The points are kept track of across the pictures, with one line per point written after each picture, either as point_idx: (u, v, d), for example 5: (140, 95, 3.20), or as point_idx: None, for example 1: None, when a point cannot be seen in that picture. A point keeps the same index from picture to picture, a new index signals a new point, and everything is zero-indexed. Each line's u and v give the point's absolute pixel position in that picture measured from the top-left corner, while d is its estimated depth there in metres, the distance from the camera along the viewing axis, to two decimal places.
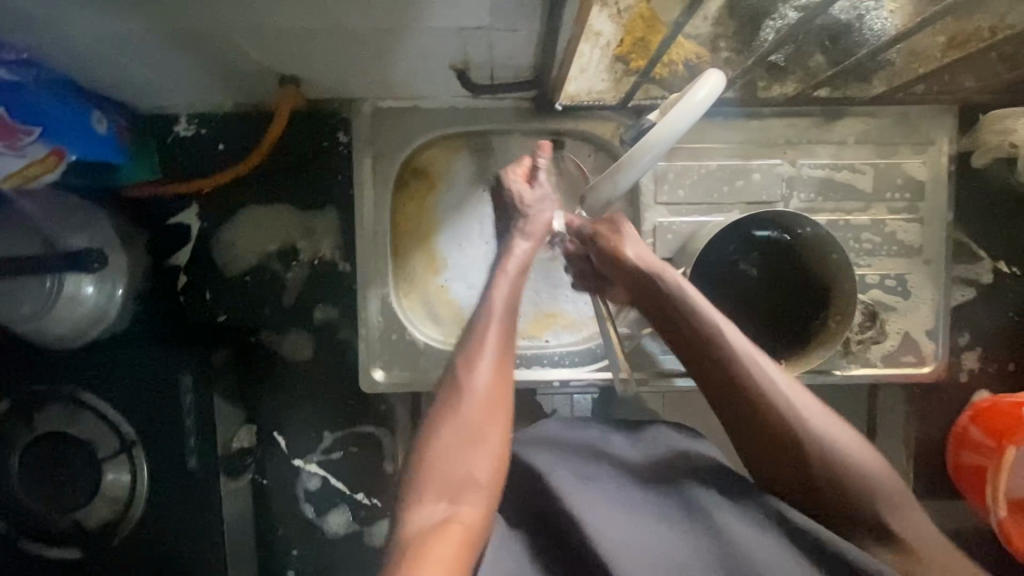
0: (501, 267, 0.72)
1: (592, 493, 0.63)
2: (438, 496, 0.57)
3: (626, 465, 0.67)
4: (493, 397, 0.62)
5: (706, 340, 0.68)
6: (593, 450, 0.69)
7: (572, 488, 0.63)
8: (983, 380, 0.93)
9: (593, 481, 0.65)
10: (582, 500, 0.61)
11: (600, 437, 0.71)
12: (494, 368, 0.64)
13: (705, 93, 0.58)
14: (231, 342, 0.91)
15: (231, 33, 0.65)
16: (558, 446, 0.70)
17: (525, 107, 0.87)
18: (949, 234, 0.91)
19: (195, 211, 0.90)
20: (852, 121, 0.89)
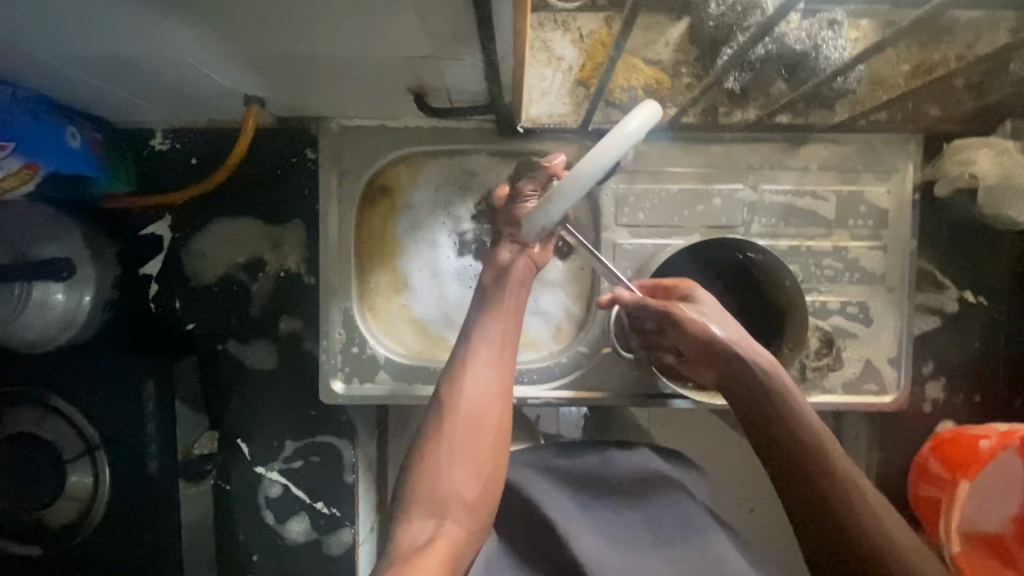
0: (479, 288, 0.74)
1: (582, 520, 0.73)
2: (426, 513, 0.63)
3: (614, 491, 0.76)
4: (480, 411, 0.68)
5: (729, 345, 0.73)
6: (586, 476, 0.77)
7: (563, 515, 0.73)
8: (949, 411, 0.92)
9: (582, 510, 0.74)
10: (573, 527, 0.72)
11: (593, 458, 0.79)
12: (482, 387, 0.68)
13: (635, 124, 0.58)
14: (198, 350, 0.94)
15: (187, 56, 0.67)
16: (553, 469, 0.78)
17: (489, 128, 0.89)
18: (914, 262, 0.90)
19: (167, 222, 0.93)
20: (815, 148, 0.89)
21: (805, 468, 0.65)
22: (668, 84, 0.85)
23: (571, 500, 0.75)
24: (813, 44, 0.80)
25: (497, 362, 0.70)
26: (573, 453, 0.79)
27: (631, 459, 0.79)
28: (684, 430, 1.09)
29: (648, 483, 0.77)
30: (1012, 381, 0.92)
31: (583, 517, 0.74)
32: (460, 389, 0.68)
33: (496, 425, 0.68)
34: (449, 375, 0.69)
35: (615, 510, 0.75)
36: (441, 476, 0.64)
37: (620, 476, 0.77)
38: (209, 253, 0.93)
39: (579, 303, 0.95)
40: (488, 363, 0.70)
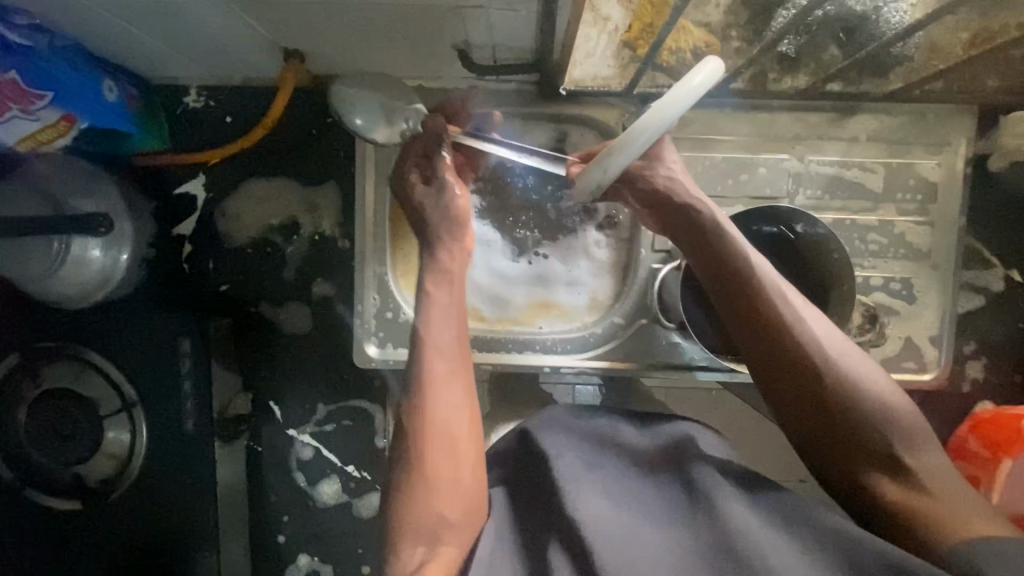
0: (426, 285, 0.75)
1: (594, 483, 0.65)
2: (416, 542, 0.64)
3: (629, 456, 0.70)
4: (450, 424, 0.68)
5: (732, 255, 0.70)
6: (603, 441, 0.71)
7: (572, 476, 0.65)
8: (988, 391, 0.91)
9: (598, 474, 0.67)
10: (580, 490, 0.64)
11: (609, 425, 0.73)
12: (443, 394, 0.69)
13: (701, 79, 0.55)
14: (231, 312, 0.93)
15: (235, 5, 0.65)
16: (570, 427, 0.73)
17: (529, 91, 0.87)
18: (961, 238, 0.88)
19: (201, 182, 0.92)
20: (865, 118, 0.87)
21: (824, 410, 0.64)
22: (718, 48, 0.82)
23: (588, 463, 0.68)
24: (875, 6, 0.78)
25: (455, 370, 0.71)
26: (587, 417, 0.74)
27: (646, 435, 0.72)
28: (710, 408, 1.07)
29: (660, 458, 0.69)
30: None
31: (596, 481, 0.66)
32: (427, 403, 0.69)
33: (468, 426, 0.69)
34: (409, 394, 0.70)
35: (627, 479, 0.67)
36: (426, 506, 0.64)
37: (630, 444, 0.71)
38: (243, 215, 0.92)
39: (615, 273, 0.93)
40: (447, 374, 0.70)
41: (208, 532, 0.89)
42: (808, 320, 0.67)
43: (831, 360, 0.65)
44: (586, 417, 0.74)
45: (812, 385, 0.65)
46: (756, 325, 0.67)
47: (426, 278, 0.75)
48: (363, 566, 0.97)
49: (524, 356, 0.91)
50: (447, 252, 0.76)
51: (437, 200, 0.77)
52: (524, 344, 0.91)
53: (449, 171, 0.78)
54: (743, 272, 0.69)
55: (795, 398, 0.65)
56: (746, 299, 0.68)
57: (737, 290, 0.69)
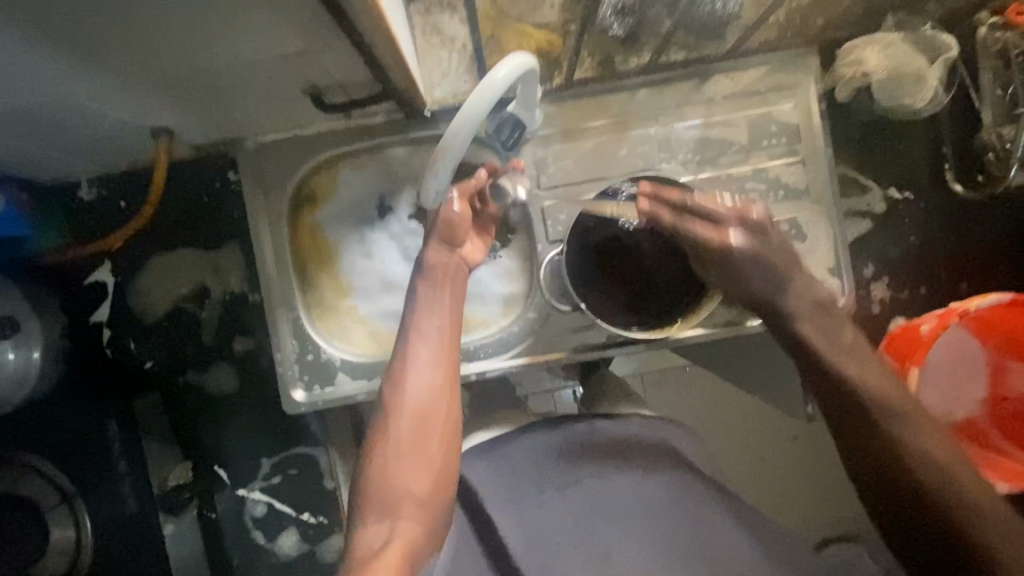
0: (414, 282, 0.74)
1: (551, 529, 0.70)
2: (378, 516, 0.64)
3: (591, 463, 0.73)
4: (428, 405, 0.69)
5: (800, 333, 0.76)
6: (542, 467, 0.74)
7: (518, 529, 0.70)
8: (898, 308, 0.93)
9: (545, 510, 0.71)
10: (535, 539, 0.69)
11: (558, 441, 0.74)
12: (425, 378, 0.69)
13: (502, 73, 0.59)
14: (159, 387, 0.95)
15: (95, 102, 0.70)
16: (508, 460, 0.74)
17: (398, 119, 0.92)
18: (834, 170, 0.92)
19: (108, 268, 0.95)
20: (718, 79, 0.91)
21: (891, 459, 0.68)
22: (560, 43, 0.91)
23: (547, 514, 0.71)
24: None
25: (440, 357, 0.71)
26: (560, 427, 0.75)
27: (618, 425, 0.76)
28: (683, 387, 1.10)
29: (637, 445, 0.74)
30: (953, 269, 0.93)
31: (557, 527, 0.70)
32: (408, 383, 0.68)
33: (444, 414, 0.69)
34: (389, 374, 0.70)
35: (606, 490, 0.72)
36: (396, 481, 0.65)
37: (607, 441, 0.74)
38: (154, 290, 0.95)
39: (522, 271, 0.95)
40: (429, 357, 0.70)
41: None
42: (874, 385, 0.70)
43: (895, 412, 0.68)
44: (515, 444, 0.75)
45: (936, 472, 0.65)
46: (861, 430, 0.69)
47: (428, 264, 0.75)
48: None
49: None
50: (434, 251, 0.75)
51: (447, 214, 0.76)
52: None
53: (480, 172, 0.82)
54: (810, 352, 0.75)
55: (888, 483, 0.67)
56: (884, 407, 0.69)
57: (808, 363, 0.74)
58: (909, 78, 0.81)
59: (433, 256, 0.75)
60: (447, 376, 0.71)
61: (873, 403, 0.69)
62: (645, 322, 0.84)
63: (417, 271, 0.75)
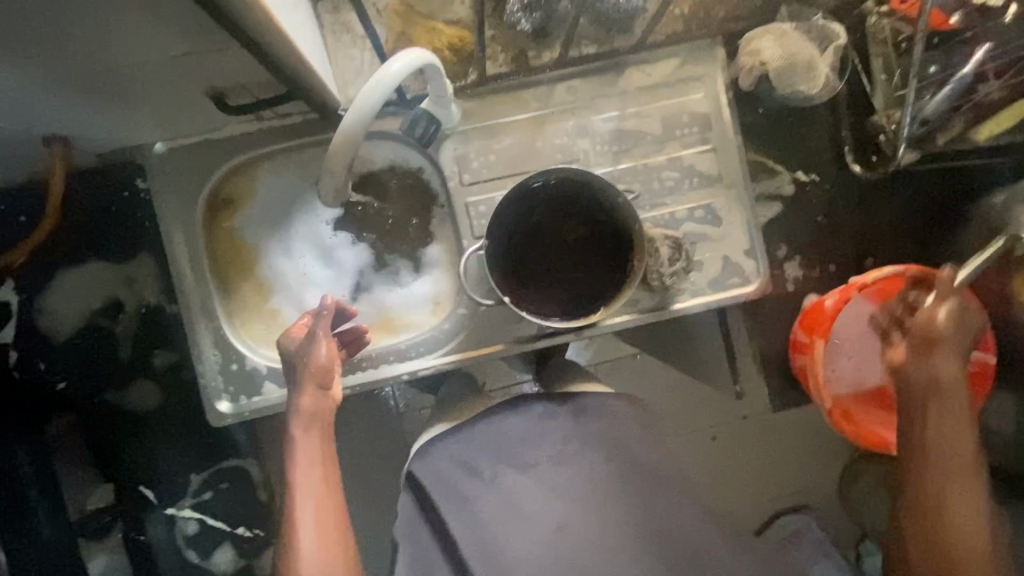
0: (288, 429, 0.71)
1: (514, 514, 0.70)
2: None
3: (548, 440, 0.74)
4: (327, 563, 0.66)
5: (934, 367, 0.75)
6: (497, 449, 0.74)
7: (474, 522, 0.70)
8: (809, 285, 0.98)
9: (511, 504, 0.70)
10: (494, 530, 0.69)
11: (519, 425, 0.75)
12: (317, 536, 0.67)
13: (396, 67, 0.62)
14: (73, 408, 0.91)
15: None
16: (467, 453, 0.74)
17: (314, 119, 0.90)
18: (744, 156, 0.96)
19: (11, 286, 0.90)
20: (631, 72, 0.94)
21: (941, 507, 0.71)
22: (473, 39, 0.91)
23: (505, 498, 0.70)
24: None
25: (327, 506, 0.69)
26: (519, 413, 0.76)
27: (574, 416, 0.76)
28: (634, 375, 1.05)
29: (595, 422, 0.76)
30: (859, 246, 0.98)
31: (515, 509, 0.70)
32: (301, 550, 0.66)
33: (343, 558, 0.67)
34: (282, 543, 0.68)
35: (561, 468, 0.72)
36: None
37: (564, 424, 0.75)
38: (63, 307, 0.90)
39: (450, 269, 0.95)
40: (316, 511, 0.68)
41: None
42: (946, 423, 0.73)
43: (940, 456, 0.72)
44: (474, 430, 0.76)
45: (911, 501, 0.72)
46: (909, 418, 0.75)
47: (294, 417, 0.72)
48: None
49: (380, 370, 0.92)
50: (310, 396, 0.72)
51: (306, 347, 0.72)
52: (377, 360, 0.93)
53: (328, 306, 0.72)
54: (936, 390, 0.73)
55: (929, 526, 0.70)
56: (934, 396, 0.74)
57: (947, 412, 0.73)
58: (799, 67, 0.86)
59: (298, 402, 0.72)
60: (340, 523, 0.69)
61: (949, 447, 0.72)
62: (571, 312, 0.86)
63: (291, 419, 0.72)
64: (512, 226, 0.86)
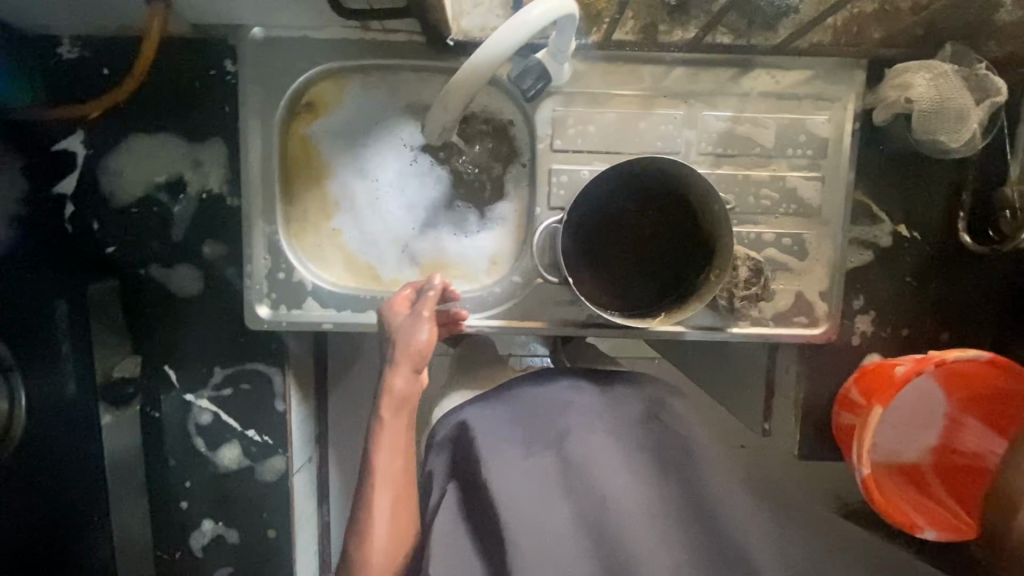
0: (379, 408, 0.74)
1: (549, 486, 0.66)
2: None
3: (585, 417, 0.72)
4: (399, 531, 0.70)
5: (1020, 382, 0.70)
6: (534, 423, 0.72)
7: (508, 485, 0.65)
8: (876, 344, 0.93)
9: (539, 471, 0.67)
10: (529, 499, 0.64)
11: (547, 396, 0.75)
12: (392, 498, 0.70)
13: (540, 14, 0.59)
14: (117, 274, 0.90)
15: None
16: (500, 414, 0.75)
17: (418, 42, 0.85)
18: (850, 194, 0.89)
19: (80, 138, 0.88)
20: (758, 73, 0.87)
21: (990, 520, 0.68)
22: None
23: (534, 467, 0.68)
24: None
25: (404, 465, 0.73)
26: (550, 386, 0.77)
27: (609, 395, 0.76)
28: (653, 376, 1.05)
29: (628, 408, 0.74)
30: (939, 318, 0.93)
31: (551, 483, 0.66)
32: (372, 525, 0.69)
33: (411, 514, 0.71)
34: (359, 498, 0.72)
35: (595, 438, 0.69)
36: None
37: (595, 403, 0.74)
38: (126, 172, 0.88)
39: (515, 233, 0.91)
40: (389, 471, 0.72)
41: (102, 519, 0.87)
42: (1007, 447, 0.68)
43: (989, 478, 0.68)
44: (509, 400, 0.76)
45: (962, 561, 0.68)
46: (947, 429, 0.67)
47: (383, 395, 0.74)
48: (270, 529, 0.98)
49: None
50: (403, 378, 0.74)
51: (410, 326, 0.76)
52: None
53: (432, 291, 0.78)
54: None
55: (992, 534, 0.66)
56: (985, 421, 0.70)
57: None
58: (948, 116, 0.79)
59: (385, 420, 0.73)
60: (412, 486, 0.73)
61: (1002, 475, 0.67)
62: (628, 313, 0.83)
63: (382, 396, 0.74)
64: (592, 209, 0.82)
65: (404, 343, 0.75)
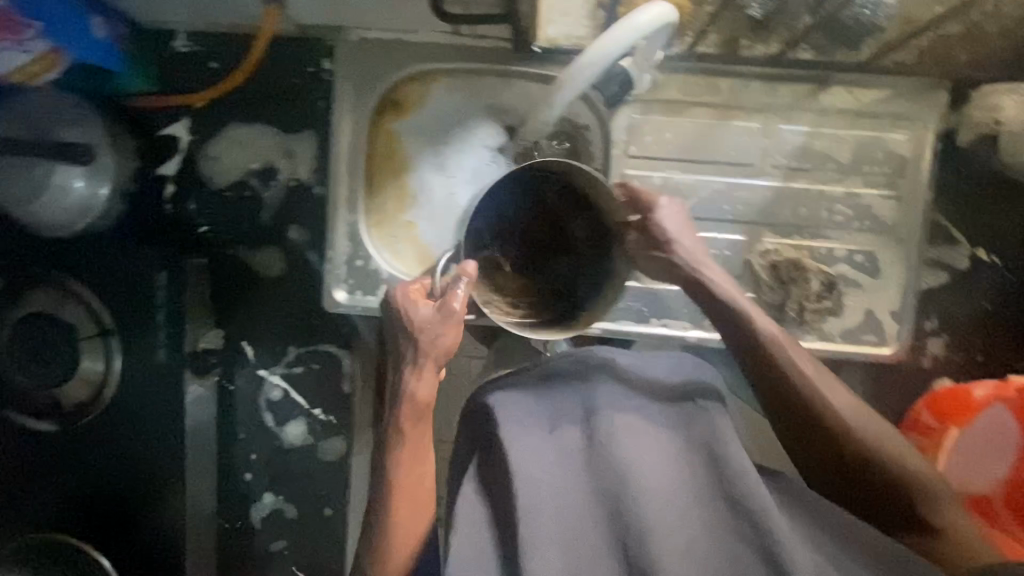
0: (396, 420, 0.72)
1: (572, 467, 0.60)
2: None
3: (614, 399, 0.65)
4: (417, 487, 0.72)
5: (753, 332, 0.75)
6: (569, 402, 0.66)
7: (525, 471, 0.59)
8: (947, 368, 0.92)
9: (565, 452, 0.62)
10: (550, 478, 0.59)
11: (585, 374, 0.69)
12: (408, 454, 0.72)
13: (643, 20, 0.64)
14: (208, 253, 0.96)
15: None
16: (533, 388, 0.69)
17: (505, 48, 0.89)
18: (928, 214, 0.89)
19: (185, 124, 0.95)
20: (837, 90, 0.87)
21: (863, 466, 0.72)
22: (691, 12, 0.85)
23: (560, 446, 0.62)
24: None
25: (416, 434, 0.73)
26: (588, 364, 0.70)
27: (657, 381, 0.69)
28: None
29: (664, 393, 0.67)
30: (1013, 345, 0.91)
31: (578, 466, 0.61)
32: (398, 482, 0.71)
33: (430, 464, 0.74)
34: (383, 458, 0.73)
35: (630, 418, 0.63)
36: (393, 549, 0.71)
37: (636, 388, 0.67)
38: (224, 157, 0.95)
39: None
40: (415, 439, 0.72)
41: (178, 480, 0.91)
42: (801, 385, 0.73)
43: (830, 417, 0.72)
44: (546, 375, 0.70)
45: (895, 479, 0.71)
46: (763, 377, 0.74)
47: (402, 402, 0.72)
48: (326, 507, 1.01)
49: None
50: (422, 381, 0.72)
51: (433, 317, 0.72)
52: None
53: (460, 287, 0.70)
54: (782, 370, 0.74)
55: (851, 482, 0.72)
56: (790, 398, 0.73)
57: (767, 370, 0.74)
58: None
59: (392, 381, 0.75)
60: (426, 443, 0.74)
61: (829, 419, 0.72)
62: (547, 323, 0.76)
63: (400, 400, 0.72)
64: (501, 205, 0.77)
65: (420, 342, 0.72)
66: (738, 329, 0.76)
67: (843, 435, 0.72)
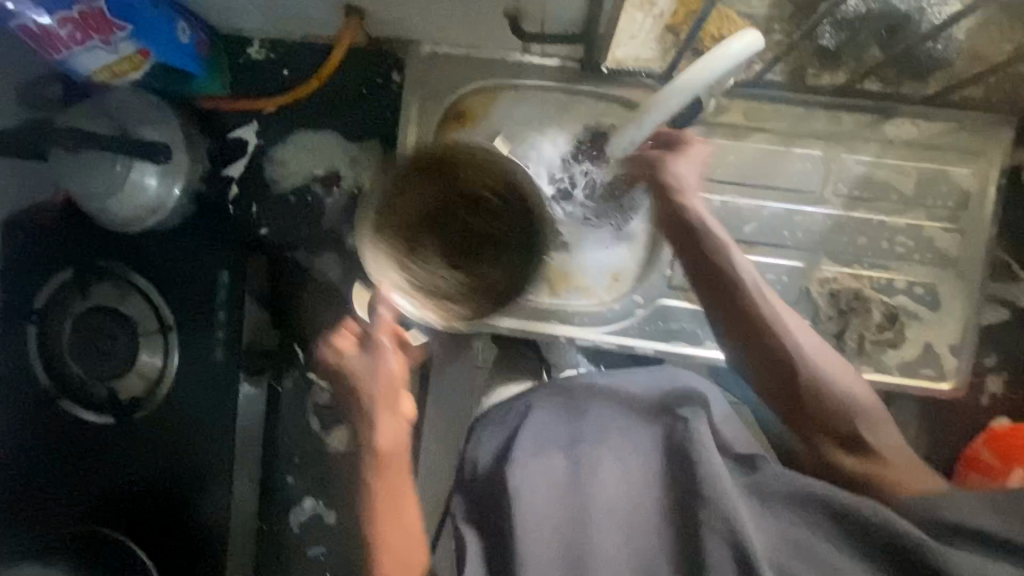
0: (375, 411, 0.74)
1: (561, 489, 0.65)
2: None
3: (600, 423, 0.69)
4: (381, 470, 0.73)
5: (734, 280, 0.71)
6: (560, 422, 0.70)
7: (525, 504, 0.63)
8: (1004, 406, 0.90)
9: (553, 472, 0.66)
10: (539, 501, 0.64)
11: (578, 394, 0.72)
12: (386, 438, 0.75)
13: (740, 45, 0.64)
14: (267, 254, 0.95)
15: None
16: (529, 408, 0.72)
17: (571, 67, 0.91)
18: (991, 250, 0.88)
19: (253, 128, 0.97)
20: (902, 121, 0.87)
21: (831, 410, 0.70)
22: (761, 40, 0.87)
23: (552, 468, 0.66)
24: (920, 6, 0.82)
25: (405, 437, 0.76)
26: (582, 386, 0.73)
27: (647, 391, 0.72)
28: None
29: (652, 412, 0.70)
30: None
31: (563, 485, 0.65)
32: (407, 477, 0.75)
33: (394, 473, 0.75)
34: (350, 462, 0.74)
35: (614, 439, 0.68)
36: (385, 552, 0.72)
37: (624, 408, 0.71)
38: (291, 162, 0.97)
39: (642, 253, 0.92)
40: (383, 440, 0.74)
41: (221, 479, 0.91)
42: (780, 325, 0.70)
43: (812, 366, 0.70)
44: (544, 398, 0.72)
45: (848, 421, 0.70)
46: (743, 335, 0.71)
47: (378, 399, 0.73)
48: (365, 516, 1.00)
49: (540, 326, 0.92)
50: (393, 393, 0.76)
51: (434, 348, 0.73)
52: (543, 315, 0.93)
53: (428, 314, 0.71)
54: (758, 320, 0.70)
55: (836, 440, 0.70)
56: (760, 324, 0.70)
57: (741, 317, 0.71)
58: None
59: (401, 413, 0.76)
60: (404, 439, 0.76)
61: (800, 368, 0.70)
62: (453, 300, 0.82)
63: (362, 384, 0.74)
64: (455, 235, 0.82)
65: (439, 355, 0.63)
66: (715, 282, 0.72)
67: (816, 389, 0.70)
